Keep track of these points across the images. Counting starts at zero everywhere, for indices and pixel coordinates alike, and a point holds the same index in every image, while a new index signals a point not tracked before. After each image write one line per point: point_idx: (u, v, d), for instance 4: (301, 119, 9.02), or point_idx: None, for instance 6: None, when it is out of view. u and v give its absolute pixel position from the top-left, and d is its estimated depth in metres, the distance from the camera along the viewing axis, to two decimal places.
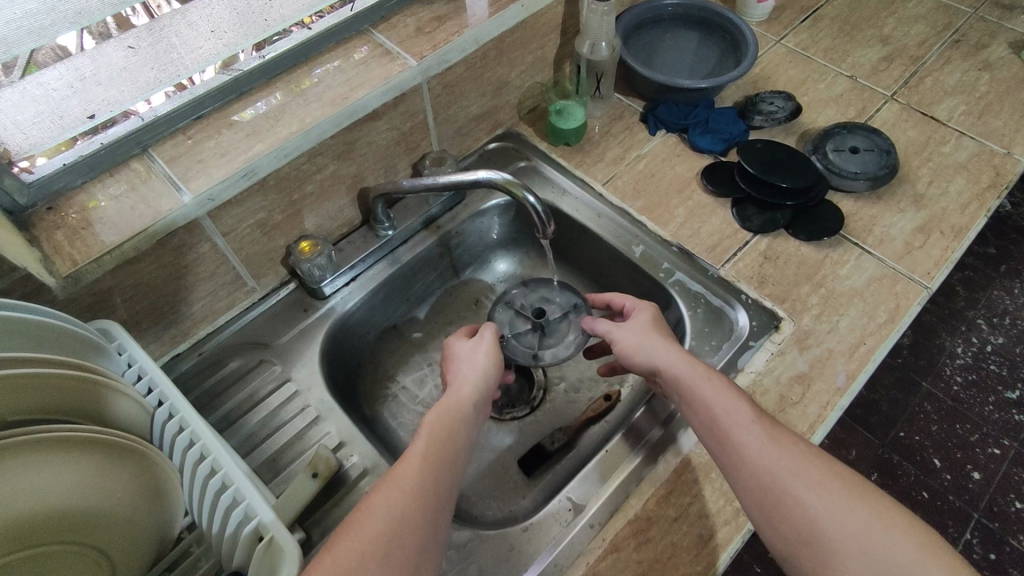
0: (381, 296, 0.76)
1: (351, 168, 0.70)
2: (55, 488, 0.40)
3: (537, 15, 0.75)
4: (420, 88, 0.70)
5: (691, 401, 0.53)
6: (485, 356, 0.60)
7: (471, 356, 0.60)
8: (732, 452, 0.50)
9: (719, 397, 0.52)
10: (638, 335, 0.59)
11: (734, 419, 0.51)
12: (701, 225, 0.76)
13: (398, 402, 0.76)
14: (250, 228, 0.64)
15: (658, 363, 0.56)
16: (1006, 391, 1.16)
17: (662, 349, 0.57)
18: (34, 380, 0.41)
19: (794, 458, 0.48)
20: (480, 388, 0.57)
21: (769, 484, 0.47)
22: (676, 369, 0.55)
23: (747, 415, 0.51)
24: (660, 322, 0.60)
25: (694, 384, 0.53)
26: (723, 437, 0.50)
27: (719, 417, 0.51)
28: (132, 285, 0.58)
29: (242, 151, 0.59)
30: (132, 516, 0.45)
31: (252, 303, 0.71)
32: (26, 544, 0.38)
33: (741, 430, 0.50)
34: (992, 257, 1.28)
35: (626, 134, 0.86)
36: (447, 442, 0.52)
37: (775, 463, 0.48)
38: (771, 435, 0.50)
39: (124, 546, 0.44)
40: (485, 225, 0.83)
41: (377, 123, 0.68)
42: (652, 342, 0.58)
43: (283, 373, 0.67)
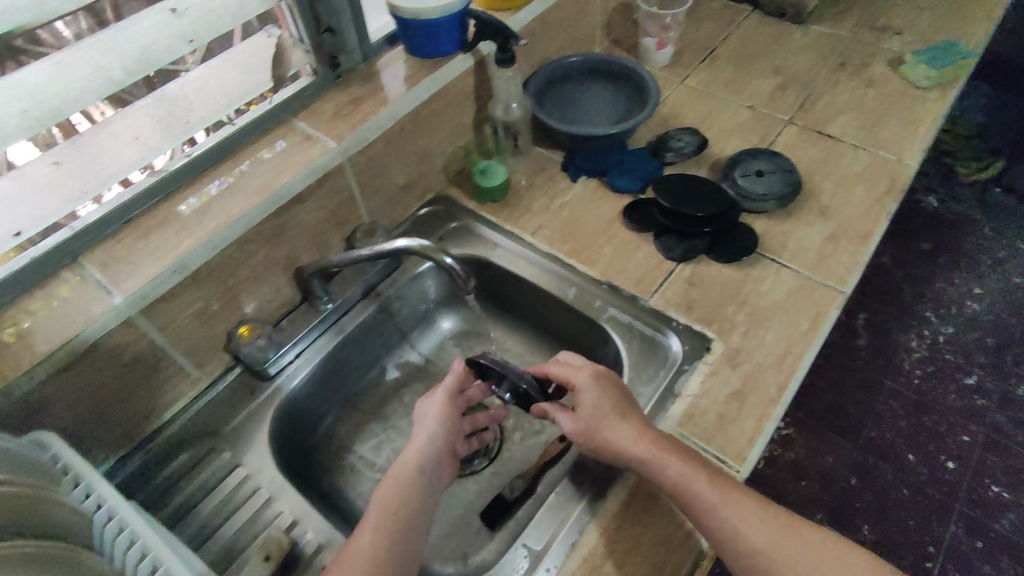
0: (328, 369, 0.77)
1: (284, 249, 0.73)
2: None
3: (447, 86, 0.82)
4: (343, 167, 0.74)
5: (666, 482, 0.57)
6: (430, 417, 0.65)
7: (422, 418, 0.66)
8: (718, 528, 0.54)
9: (692, 477, 0.56)
10: (593, 425, 0.61)
11: (714, 498, 0.55)
12: (628, 260, 0.80)
13: (357, 473, 0.77)
14: (188, 320, 0.65)
15: (624, 449, 0.59)
16: (964, 377, 1.24)
17: (623, 438, 0.59)
18: None
19: (766, 522, 0.55)
20: (424, 454, 0.61)
21: (756, 556, 0.53)
22: (642, 455, 0.58)
23: (723, 492, 0.56)
24: (603, 398, 0.62)
25: (663, 467, 0.57)
26: (705, 516, 0.55)
27: (701, 499, 0.55)
28: (71, 391, 0.58)
29: (172, 249, 0.62)
30: None
31: (199, 393, 0.70)
32: None
33: (725, 508, 0.55)
34: (929, 252, 1.39)
35: (549, 184, 0.90)
36: (399, 509, 0.55)
37: (757, 538, 0.54)
38: (750, 510, 0.55)
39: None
40: (424, 287, 0.85)
41: (304, 205, 0.72)
42: (606, 429, 0.60)
43: (233, 459, 0.67)
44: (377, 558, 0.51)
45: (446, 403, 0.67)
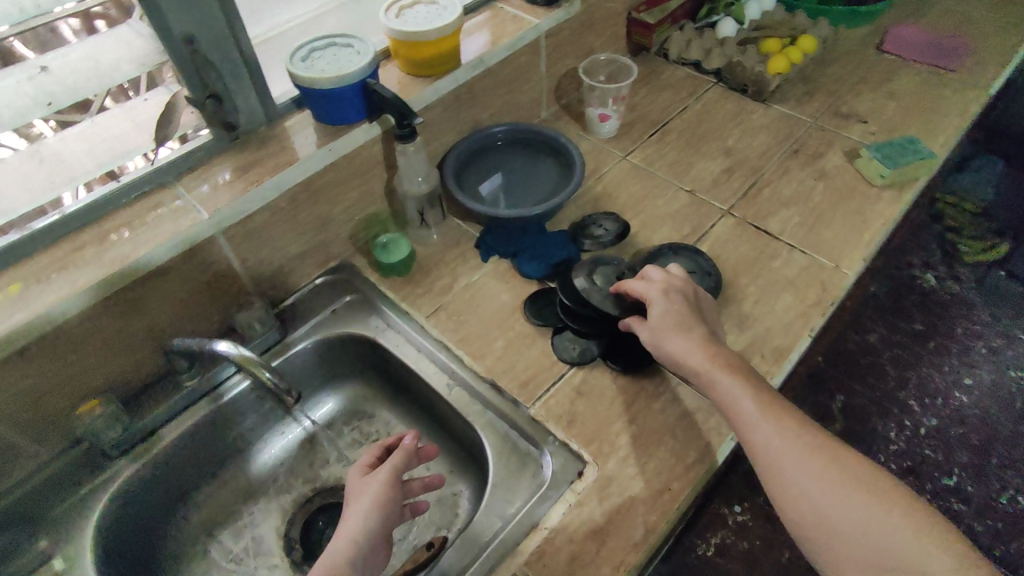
0: (187, 449, 0.73)
1: (144, 321, 0.69)
2: None
3: (350, 156, 0.78)
4: (215, 240, 0.70)
5: (709, 387, 0.62)
6: (365, 494, 0.58)
7: (359, 493, 0.58)
8: (747, 437, 0.59)
9: (733, 386, 0.61)
10: (657, 331, 0.65)
11: (748, 412, 0.59)
12: (519, 357, 0.74)
13: (209, 561, 0.73)
14: (18, 396, 0.62)
15: (676, 355, 0.64)
16: (943, 477, 1.05)
17: (680, 347, 0.64)
18: None
19: (800, 442, 0.57)
20: (360, 540, 0.54)
21: (793, 485, 0.55)
22: (692, 363, 0.63)
23: (755, 411, 0.59)
24: (672, 313, 0.65)
25: (716, 381, 0.61)
26: (739, 424, 0.60)
27: (733, 406, 0.60)
28: None
29: (0, 324, 0.59)
30: None
31: (38, 466, 0.68)
32: None
33: (753, 423, 0.59)
34: (921, 333, 1.16)
35: (460, 261, 0.85)
36: None
37: (782, 450, 0.57)
38: (780, 427, 0.58)
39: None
40: (306, 363, 0.80)
41: (167, 278, 0.68)
42: (667, 338, 0.65)
43: (49, 549, 0.64)
44: None
45: (387, 477, 0.59)
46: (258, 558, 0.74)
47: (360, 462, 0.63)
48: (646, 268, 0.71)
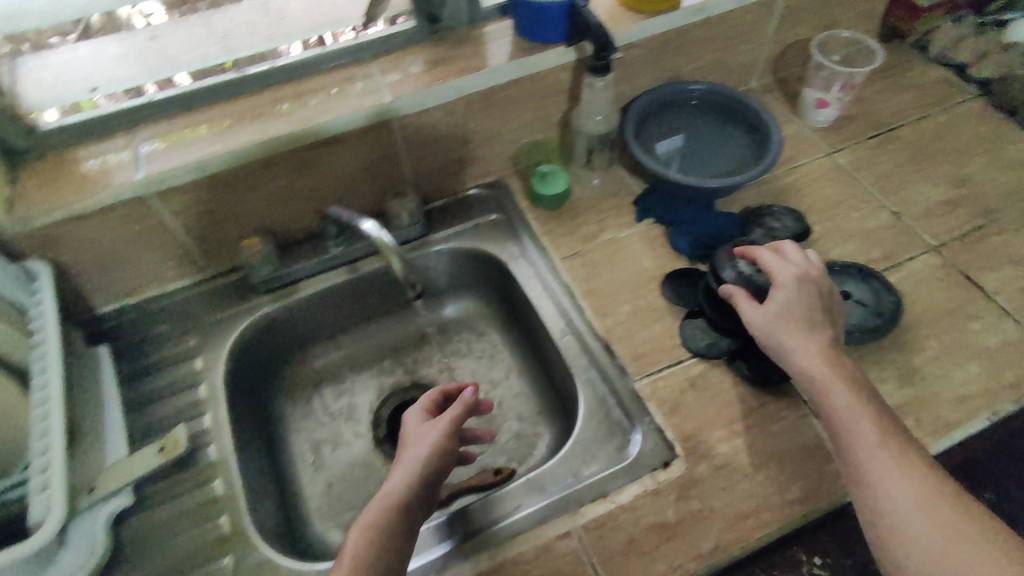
0: (317, 306, 0.80)
1: (312, 182, 0.74)
2: None
3: (537, 76, 0.75)
4: (389, 125, 0.72)
5: (819, 399, 0.56)
6: (424, 442, 0.57)
7: (417, 440, 0.57)
8: (850, 458, 0.53)
9: (847, 400, 0.55)
10: (773, 326, 0.60)
11: (856, 431, 0.53)
12: (640, 328, 0.70)
13: (310, 408, 0.81)
14: (200, 215, 0.70)
15: (791, 354, 0.58)
16: None
17: (795, 343, 0.58)
18: None
19: (914, 476, 0.50)
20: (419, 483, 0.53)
21: (900, 519, 0.49)
22: (806, 368, 0.57)
23: (867, 433, 0.53)
24: (796, 304, 0.59)
25: (830, 389, 0.56)
26: (844, 443, 0.54)
27: (841, 421, 0.54)
28: (83, 238, 0.66)
29: (202, 148, 0.66)
30: None
31: (203, 279, 0.78)
32: None
33: (863, 444, 0.53)
34: None
35: (612, 213, 0.81)
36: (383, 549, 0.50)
37: (889, 480, 0.50)
38: (894, 456, 0.51)
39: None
40: (438, 265, 0.83)
41: (340, 149, 0.72)
42: (780, 328, 0.59)
43: (193, 349, 0.73)
44: None
45: (451, 425, 0.58)
46: (349, 422, 0.81)
47: (420, 411, 0.62)
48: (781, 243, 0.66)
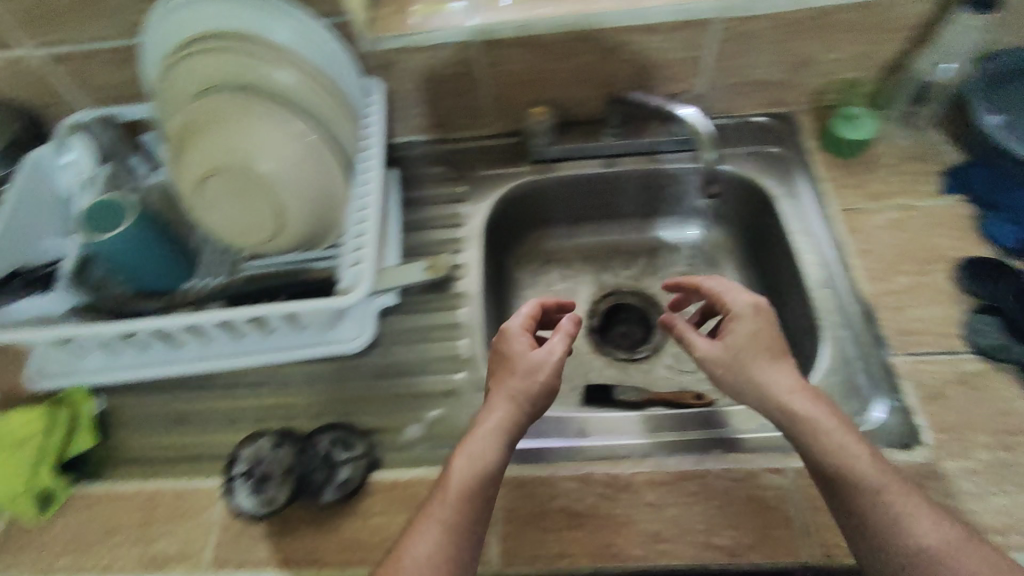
0: (571, 190, 0.83)
1: (610, 68, 0.73)
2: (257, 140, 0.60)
3: (890, 3, 0.66)
4: (709, 25, 0.68)
5: (814, 442, 0.52)
6: (523, 391, 0.55)
7: (522, 381, 0.56)
8: (853, 507, 0.49)
9: (837, 437, 0.51)
10: (739, 349, 0.56)
11: (855, 468, 0.50)
12: (916, 306, 0.64)
13: (533, 282, 0.86)
14: (504, 75, 0.74)
15: (782, 394, 0.54)
16: None
17: (775, 376, 0.55)
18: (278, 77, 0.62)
19: (910, 501, 0.49)
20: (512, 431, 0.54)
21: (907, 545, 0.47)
22: (796, 405, 0.53)
23: (852, 445, 0.51)
24: (765, 333, 0.56)
25: (822, 433, 0.52)
26: (842, 488, 0.50)
27: (837, 467, 0.50)
28: (408, 71, 0.73)
29: (530, 10, 0.70)
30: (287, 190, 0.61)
31: (481, 136, 0.83)
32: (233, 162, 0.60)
33: (857, 476, 0.50)
34: None
35: (914, 177, 0.72)
36: (486, 484, 0.52)
37: (902, 520, 0.48)
38: (885, 485, 0.49)
39: (290, 212, 0.62)
40: (699, 184, 0.81)
41: (651, 38, 0.69)
42: (751, 365, 0.55)
43: (462, 196, 0.80)
44: (460, 532, 0.50)
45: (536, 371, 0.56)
46: None
47: (524, 335, 0.60)
48: (711, 278, 0.64)
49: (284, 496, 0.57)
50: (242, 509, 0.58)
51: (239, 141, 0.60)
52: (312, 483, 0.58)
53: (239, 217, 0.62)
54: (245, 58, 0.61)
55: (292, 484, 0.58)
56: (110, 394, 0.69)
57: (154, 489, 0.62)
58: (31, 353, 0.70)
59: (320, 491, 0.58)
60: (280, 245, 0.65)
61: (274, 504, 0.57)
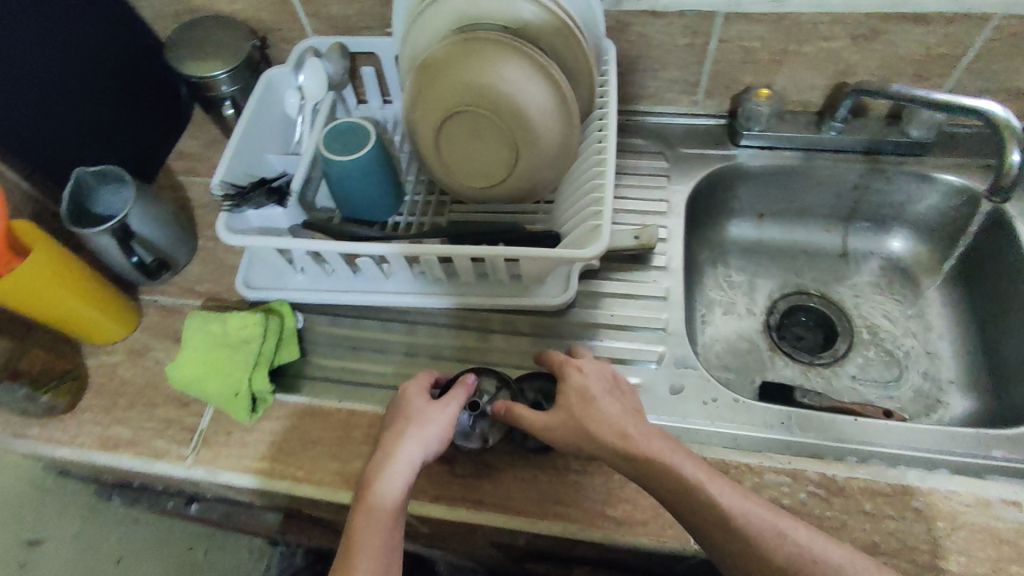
0: (774, 179, 0.79)
1: (856, 55, 0.69)
2: (517, 91, 0.60)
3: None
4: (985, 22, 0.64)
5: (657, 471, 0.48)
6: (431, 427, 0.51)
7: (420, 423, 0.51)
8: (712, 527, 0.45)
9: (673, 454, 0.48)
10: (567, 413, 0.51)
11: (696, 484, 0.47)
12: None
13: (712, 269, 0.83)
14: (737, 51, 0.71)
15: (615, 430, 0.50)
16: None
17: (610, 413, 0.50)
18: (546, 21, 0.61)
19: (747, 501, 0.46)
20: (404, 473, 0.48)
21: (765, 540, 0.45)
22: (626, 433, 0.49)
23: (688, 465, 0.48)
24: (594, 383, 0.53)
25: (666, 460, 0.48)
26: (693, 509, 0.46)
27: (681, 489, 0.47)
28: (640, 34, 0.71)
29: None
30: (538, 140, 0.62)
31: (685, 114, 0.81)
32: (483, 106, 0.60)
33: (696, 485, 0.47)
34: None
35: None
36: (381, 521, 0.46)
37: (756, 527, 0.45)
38: (725, 488, 0.47)
39: (531, 149, 0.63)
40: (918, 194, 0.76)
41: (914, 29, 0.66)
42: (581, 414, 0.51)
43: (665, 171, 0.78)
44: None
45: (416, 409, 0.53)
46: (745, 299, 0.82)
47: (415, 379, 0.56)
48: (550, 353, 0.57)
49: (497, 437, 0.56)
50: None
51: (499, 82, 0.59)
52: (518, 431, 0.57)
53: (480, 158, 0.64)
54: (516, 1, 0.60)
55: (504, 429, 0.56)
56: (307, 312, 0.70)
57: (350, 412, 0.63)
58: (245, 255, 0.70)
59: (522, 441, 0.57)
60: (514, 182, 0.66)
61: (486, 442, 0.56)
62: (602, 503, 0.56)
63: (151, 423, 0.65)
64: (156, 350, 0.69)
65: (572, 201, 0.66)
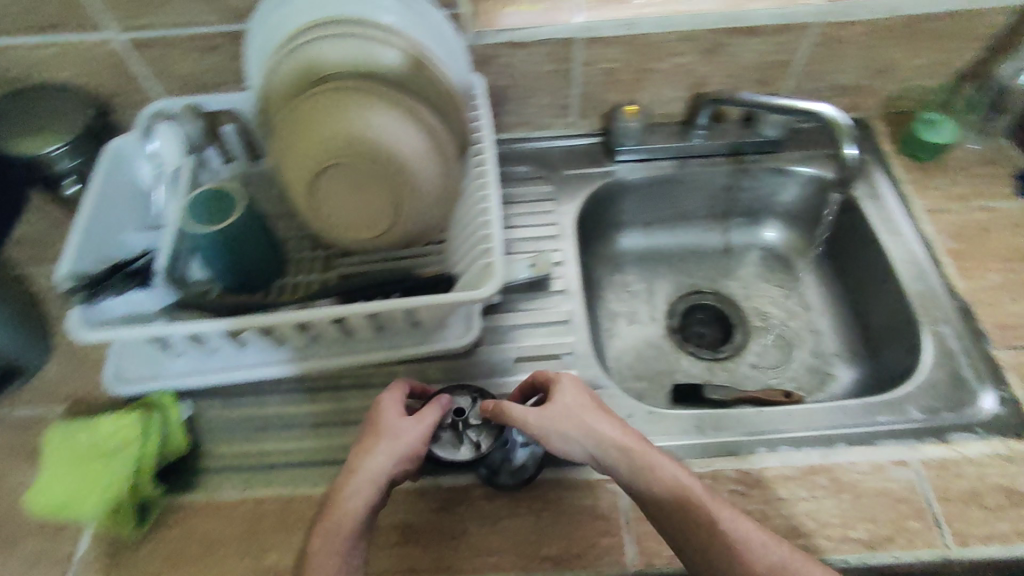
0: (653, 188, 0.82)
1: (706, 68, 0.74)
2: (381, 136, 0.58)
3: (976, 15, 0.70)
4: (808, 29, 0.70)
5: (643, 472, 0.51)
6: (403, 444, 0.51)
7: (392, 437, 0.51)
8: (687, 523, 0.49)
9: (660, 459, 0.52)
10: (557, 419, 0.53)
11: (676, 485, 0.50)
12: (1009, 302, 0.67)
13: (611, 281, 0.85)
14: (599, 73, 0.74)
15: (612, 435, 0.52)
16: None
17: (607, 421, 0.53)
18: (398, 58, 0.59)
19: (715, 504, 0.50)
20: (369, 491, 0.49)
21: (725, 535, 0.49)
22: (622, 439, 0.52)
23: (671, 469, 0.51)
24: (589, 396, 0.55)
25: (652, 463, 0.51)
26: (671, 508, 0.50)
27: (664, 488, 0.50)
28: (504, 65, 0.72)
29: (635, 9, 0.70)
30: (416, 184, 0.60)
31: (562, 136, 0.83)
32: (348, 154, 0.58)
33: (674, 482, 0.51)
34: None
35: (988, 181, 0.76)
36: (339, 545, 0.47)
37: (718, 524, 0.49)
38: (697, 490, 0.51)
39: (410, 194, 0.61)
40: (780, 186, 0.83)
41: (751, 41, 0.71)
42: (583, 419, 0.53)
43: (550, 195, 0.79)
44: None
45: (390, 424, 0.52)
46: (645, 306, 0.85)
47: (390, 390, 0.55)
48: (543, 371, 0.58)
49: (489, 443, 0.55)
50: (438, 459, 0.55)
51: (360, 128, 0.58)
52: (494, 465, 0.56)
53: (357, 209, 0.61)
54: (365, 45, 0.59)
55: (495, 431, 0.55)
56: (196, 399, 0.64)
57: (258, 500, 0.58)
58: (110, 352, 0.63)
59: (519, 444, 0.55)
60: (400, 231, 0.63)
61: (479, 449, 0.55)
62: (536, 545, 0.55)
63: (18, 559, 0.56)
64: (15, 472, 0.60)
65: (464, 241, 0.65)
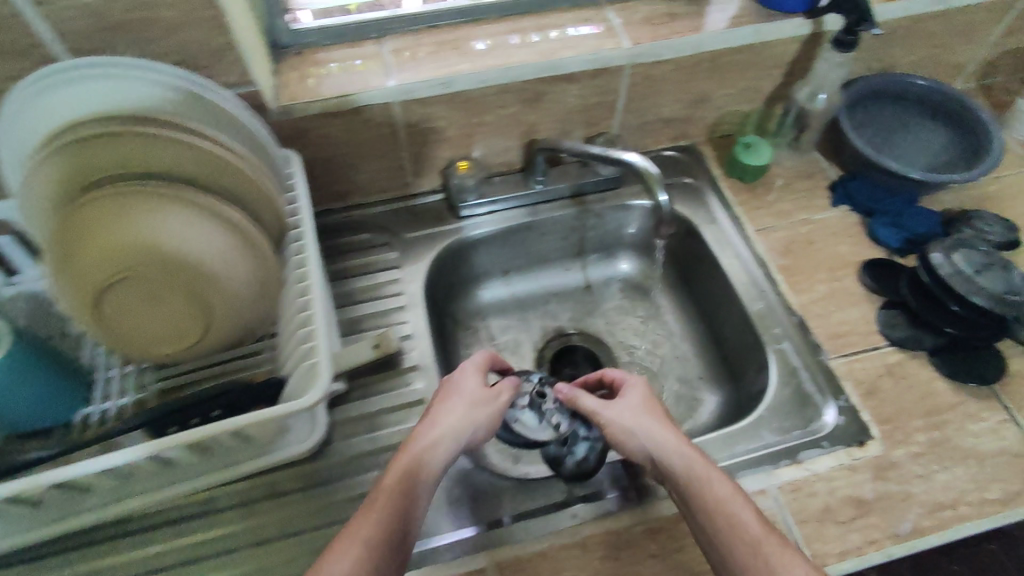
0: (504, 239, 0.81)
1: (532, 116, 0.74)
2: (179, 243, 0.52)
3: (769, 45, 0.74)
4: (621, 72, 0.72)
5: (690, 484, 0.50)
6: (476, 417, 0.55)
7: (473, 405, 0.55)
8: (721, 521, 0.48)
9: (721, 480, 0.50)
10: (622, 418, 0.56)
11: (718, 494, 0.49)
12: (836, 310, 0.71)
13: (476, 336, 0.83)
14: (425, 132, 0.72)
15: (669, 445, 0.53)
16: None
17: (666, 431, 0.54)
18: (190, 151, 0.52)
19: (756, 519, 0.48)
20: (434, 455, 0.51)
21: (750, 540, 0.47)
22: (678, 452, 0.52)
23: (726, 487, 0.50)
24: (654, 403, 0.58)
25: (708, 478, 0.50)
26: (711, 513, 0.48)
27: (704, 496, 0.49)
28: (322, 136, 0.68)
29: (449, 65, 0.68)
30: (226, 287, 0.55)
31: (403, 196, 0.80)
32: (140, 265, 0.51)
33: (713, 489, 0.49)
34: None
35: (807, 194, 0.81)
36: (398, 495, 0.48)
37: (746, 529, 0.47)
38: (734, 500, 0.49)
39: (221, 300, 0.55)
40: (625, 220, 0.84)
41: (570, 87, 0.72)
42: (642, 428, 0.55)
43: (395, 261, 0.75)
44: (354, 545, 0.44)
45: (463, 404, 0.55)
46: (514, 357, 0.83)
47: (478, 356, 0.60)
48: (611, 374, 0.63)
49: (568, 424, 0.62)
50: (524, 435, 0.63)
51: (150, 237, 0.51)
52: (555, 457, 0.61)
53: (164, 322, 0.55)
54: (155, 147, 0.51)
55: (571, 417, 0.62)
56: None
57: None
58: None
59: (580, 439, 0.61)
60: (217, 335, 0.57)
61: (558, 429, 0.62)
62: None
63: None
64: None
65: (290, 335, 0.60)
